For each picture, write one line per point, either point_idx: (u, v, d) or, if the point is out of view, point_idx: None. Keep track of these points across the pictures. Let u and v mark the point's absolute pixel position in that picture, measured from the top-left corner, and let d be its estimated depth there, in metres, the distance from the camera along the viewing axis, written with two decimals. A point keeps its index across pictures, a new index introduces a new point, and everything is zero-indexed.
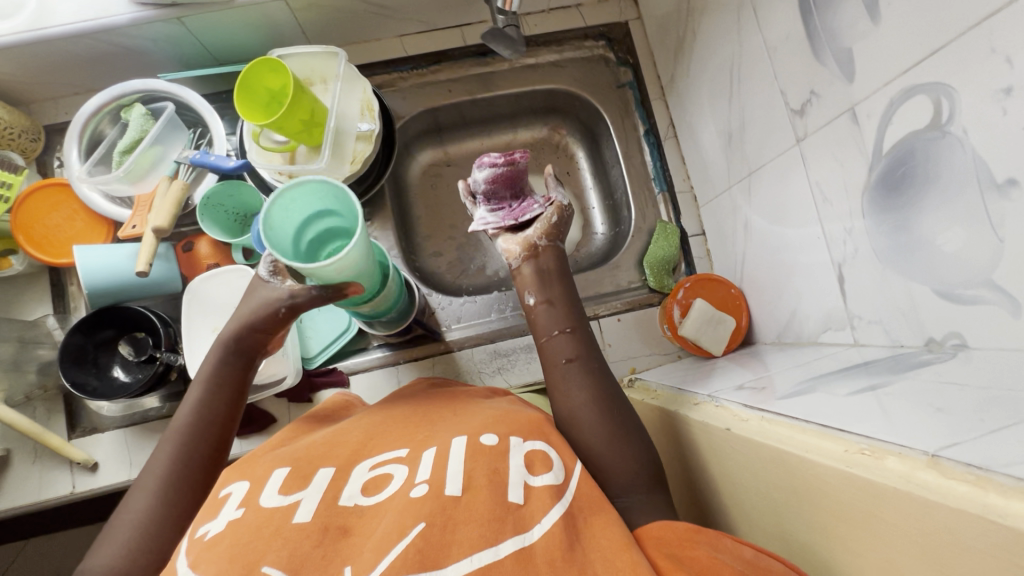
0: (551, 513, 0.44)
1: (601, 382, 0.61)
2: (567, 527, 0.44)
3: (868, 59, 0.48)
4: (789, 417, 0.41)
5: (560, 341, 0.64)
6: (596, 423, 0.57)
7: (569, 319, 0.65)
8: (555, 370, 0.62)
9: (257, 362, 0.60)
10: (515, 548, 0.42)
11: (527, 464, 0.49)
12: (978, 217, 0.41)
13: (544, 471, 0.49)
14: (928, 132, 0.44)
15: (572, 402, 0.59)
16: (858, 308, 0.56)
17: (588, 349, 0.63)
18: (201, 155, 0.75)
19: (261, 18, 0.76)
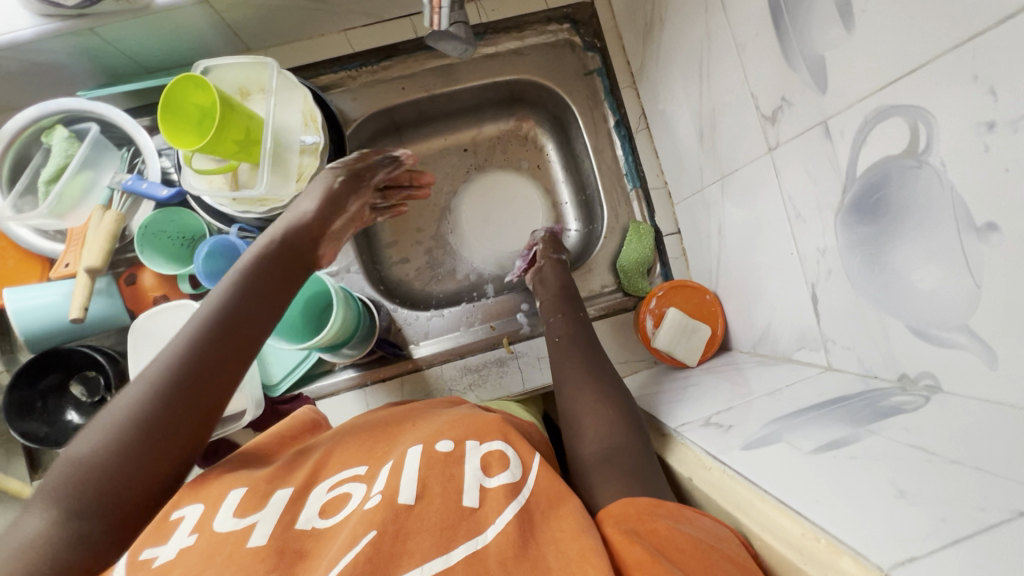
0: (504, 510, 0.43)
1: (588, 355, 0.64)
2: (522, 525, 0.43)
3: (842, 72, 0.43)
4: (743, 476, 0.41)
5: (557, 323, 0.70)
6: (583, 393, 0.59)
7: (560, 307, 0.72)
8: (552, 350, 0.68)
9: (268, 314, 0.52)
10: (467, 552, 0.40)
11: (483, 466, 0.47)
12: (956, 259, 0.37)
13: (500, 471, 0.47)
14: (905, 159, 0.39)
15: (566, 373, 0.63)
16: (832, 331, 0.53)
17: (576, 327, 0.68)
18: (132, 181, 0.69)
19: (186, 21, 0.69)
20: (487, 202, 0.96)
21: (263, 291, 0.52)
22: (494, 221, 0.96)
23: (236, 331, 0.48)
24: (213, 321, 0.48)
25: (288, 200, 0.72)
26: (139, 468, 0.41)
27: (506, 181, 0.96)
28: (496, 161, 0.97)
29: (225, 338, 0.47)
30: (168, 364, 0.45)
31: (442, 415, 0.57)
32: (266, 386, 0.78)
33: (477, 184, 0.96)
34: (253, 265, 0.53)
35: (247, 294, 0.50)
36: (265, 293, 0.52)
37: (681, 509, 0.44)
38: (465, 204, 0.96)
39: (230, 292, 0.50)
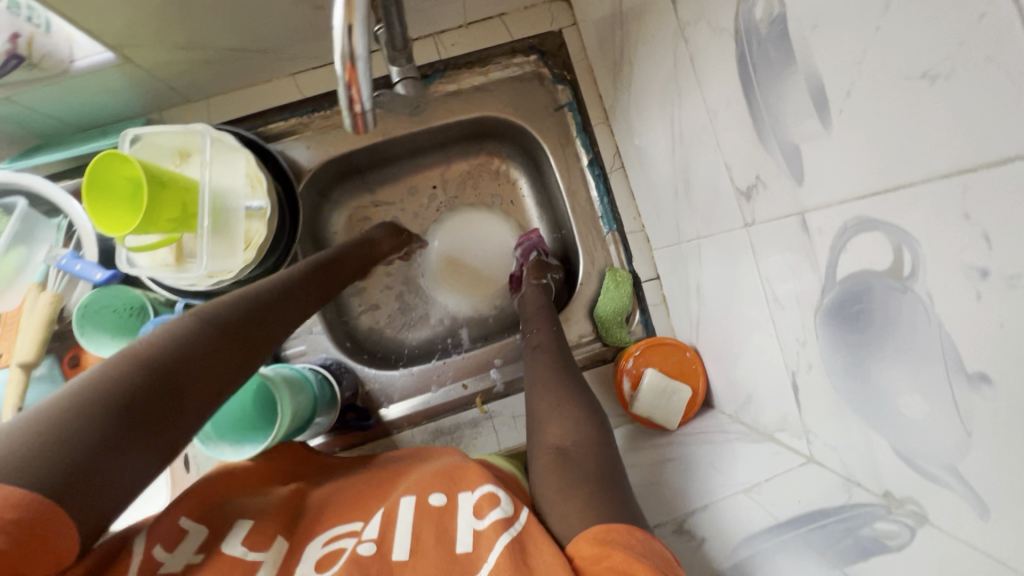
0: (502, 534, 0.44)
1: (560, 363, 0.68)
2: (515, 553, 0.43)
3: (819, 168, 0.38)
4: None
5: (535, 334, 0.74)
6: (545, 395, 0.64)
7: (541, 321, 0.75)
8: (528, 357, 0.72)
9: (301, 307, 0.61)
10: None
11: (476, 510, 0.47)
12: (945, 399, 0.33)
13: (492, 510, 0.47)
14: (887, 279, 0.35)
15: (538, 374, 0.68)
16: (813, 424, 0.49)
17: (552, 337, 0.73)
18: (71, 259, 0.66)
19: (112, 81, 0.64)
20: (461, 245, 0.91)
21: (271, 310, 0.55)
22: (468, 266, 0.91)
23: (249, 334, 0.51)
24: (226, 314, 0.50)
25: (238, 269, 0.68)
26: (152, 406, 0.39)
27: (482, 224, 0.91)
28: (467, 197, 0.91)
29: (239, 330, 0.50)
30: (186, 328, 0.46)
31: (431, 461, 0.58)
32: None
33: (451, 226, 0.91)
34: (267, 288, 0.57)
35: (262, 306, 0.54)
36: (276, 309, 0.56)
37: (632, 531, 0.46)
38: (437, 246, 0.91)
39: (257, 287, 0.56)
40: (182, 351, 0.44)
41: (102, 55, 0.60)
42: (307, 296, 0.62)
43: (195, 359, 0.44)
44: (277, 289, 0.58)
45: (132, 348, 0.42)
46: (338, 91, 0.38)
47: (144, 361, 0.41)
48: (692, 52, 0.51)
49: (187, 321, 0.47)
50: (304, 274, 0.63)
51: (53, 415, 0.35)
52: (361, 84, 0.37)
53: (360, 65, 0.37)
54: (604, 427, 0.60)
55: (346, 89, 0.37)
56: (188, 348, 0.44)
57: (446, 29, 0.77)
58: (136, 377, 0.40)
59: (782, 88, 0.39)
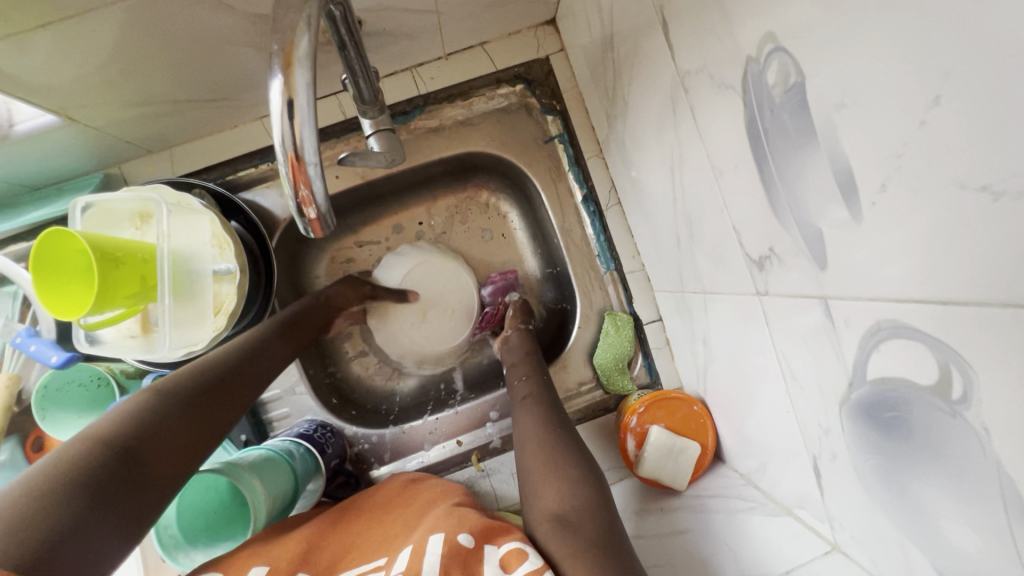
0: None
1: (552, 411, 0.64)
2: None
3: (847, 258, 0.33)
4: None
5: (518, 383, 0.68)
6: (536, 455, 0.58)
7: (529, 368, 0.70)
8: (517, 412, 0.66)
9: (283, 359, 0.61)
10: None
11: (504, 564, 0.48)
12: (1001, 539, 0.29)
13: (522, 563, 0.47)
14: (931, 395, 0.30)
15: (527, 432, 0.62)
16: (838, 513, 0.44)
17: (541, 388, 0.67)
18: (25, 335, 0.60)
19: (58, 143, 0.58)
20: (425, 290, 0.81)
21: (253, 369, 0.56)
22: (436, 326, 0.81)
23: (226, 395, 0.51)
24: (208, 376, 0.51)
25: (207, 338, 0.63)
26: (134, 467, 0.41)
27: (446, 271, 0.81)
28: (455, 234, 0.85)
29: (221, 393, 0.51)
30: (160, 392, 0.47)
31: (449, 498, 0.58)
32: None
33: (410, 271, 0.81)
34: (247, 348, 0.57)
35: (243, 365, 0.55)
36: (258, 360, 0.57)
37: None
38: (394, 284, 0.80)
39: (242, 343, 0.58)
40: (161, 412, 0.45)
41: (46, 117, 0.54)
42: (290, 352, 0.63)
43: (175, 416, 0.46)
44: (267, 337, 0.60)
45: (117, 413, 0.44)
46: (286, 190, 0.33)
47: (122, 429, 0.42)
48: (693, 104, 0.46)
49: (168, 383, 0.48)
50: (287, 330, 0.64)
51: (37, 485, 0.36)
52: (312, 183, 0.33)
53: (309, 162, 0.32)
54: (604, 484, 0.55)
55: (293, 187, 0.32)
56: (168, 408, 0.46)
57: (425, 61, 0.71)
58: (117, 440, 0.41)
59: (800, 164, 0.34)
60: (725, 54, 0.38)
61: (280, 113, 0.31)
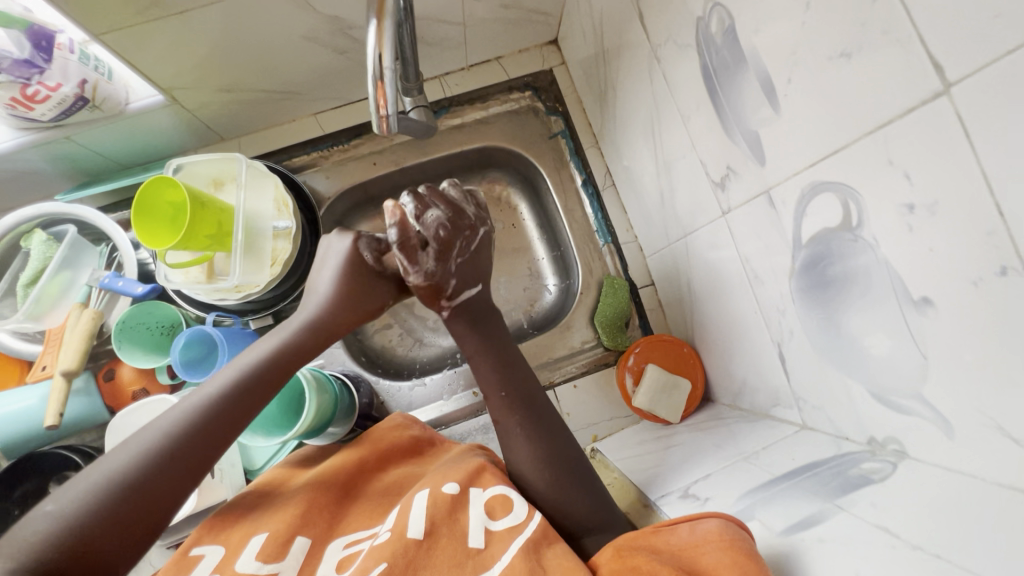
0: (510, 541, 0.52)
1: (541, 434, 0.62)
2: (527, 553, 0.50)
3: (775, 147, 0.45)
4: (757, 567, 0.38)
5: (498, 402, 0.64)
6: (543, 483, 0.59)
7: (501, 380, 0.65)
8: (500, 433, 0.63)
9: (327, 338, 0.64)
10: None
11: (488, 511, 0.56)
12: (903, 332, 0.37)
13: (506, 514, 0.55)
14: (842, 232, 0.40)
15: (523, 461, 0.61)
16: (802, 390, 0.53)
17: (520, 409, 0.63)
18: (109, 279, 0.70)
19: (155, 123, 0.72)
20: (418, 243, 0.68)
21: (267, 390, 0.56)
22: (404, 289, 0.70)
23: (163, 490, 0.46)
24: (248, 377, 0.55)
25: (262, 286, 0.74)
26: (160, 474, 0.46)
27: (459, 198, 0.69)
28: None
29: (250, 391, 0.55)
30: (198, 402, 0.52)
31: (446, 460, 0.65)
32: (248, 472, 0.75)
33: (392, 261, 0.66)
34: (196, 417, 0.51)
35: (165, 468, 0.46)
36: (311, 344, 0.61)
37: (656, 531, 0.47)
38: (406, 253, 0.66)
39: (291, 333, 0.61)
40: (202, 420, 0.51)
41: (153, 97, 0.69)
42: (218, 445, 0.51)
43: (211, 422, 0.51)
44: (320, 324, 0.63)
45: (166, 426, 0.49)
46: (368, 102, 0.48)
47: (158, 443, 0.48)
48: (665, 70, 0.59)
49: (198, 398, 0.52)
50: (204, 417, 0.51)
51: (81, 497, 0.42)
52: (387, 95, 0.47)
53: (385, 77, 0.46)
54: (610, 498, 0.59)
55: (375, 100, 0.47)
56: (204, 416, 0.51)
57: (451, 71, 0.87)
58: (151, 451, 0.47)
59: (738, 83, 0.46)
60: (683, 21, 0.52)
61: (375, 61, 0.45)
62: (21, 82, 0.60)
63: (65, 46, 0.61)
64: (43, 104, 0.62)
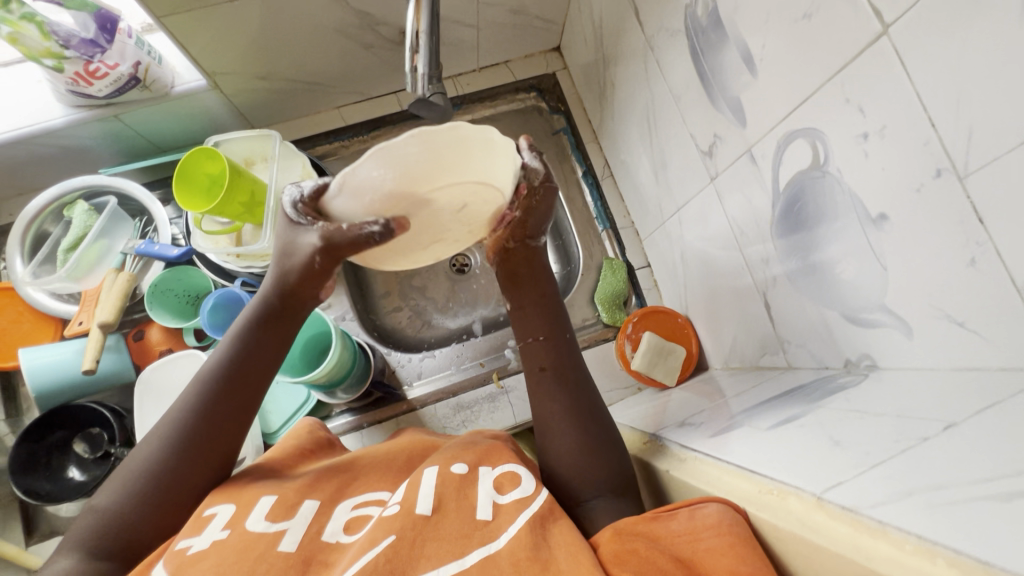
0: (518, 518, 0.44)
1: (577, 390, 0.60)
2: (534, 528, 0.43)
3: (754, 107, 0.52)
4: (745, 468, 0.38)
5: (540, 346, 0.63)
6: (565, 442, 0.57)
7: (545, 326, 0.64)
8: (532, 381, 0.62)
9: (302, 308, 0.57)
10: (481, 557, 0.41)
11: (496, 486, 0.49)
12: (867, 250, 0.43)
13: (513, 489, 0.48)
14: (812, 171, 0.47)
15: (550, 415, 0.59)
16: (786, 332, 0.58)
17: (561, 358, 0.62)
18: (146, 245, 0.75)
19: (196, 108, 0.79)
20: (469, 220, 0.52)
21: (253, 377, 0.55)
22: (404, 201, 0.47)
23: (180, 486, 0.50)
24: (232, 365, 0.54)
25: None
26: (169, 477, 0.50)
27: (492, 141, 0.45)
28: None
29: (239, 381, 0.54)
30: (189, 403, 0.53)
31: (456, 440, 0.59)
32: (264, 434, 0.79)
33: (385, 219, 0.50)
34: (189, 413, 0.52)
35: (173, 470, 0.50)
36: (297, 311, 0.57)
37: (655, 518, 0.41)
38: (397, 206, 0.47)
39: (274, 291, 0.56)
40: (193, 420, 0.52)
41: (197, 82, 0.76)
42: (228, 425, 0.53)
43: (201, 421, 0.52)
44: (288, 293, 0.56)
45: (162, 432, 0.52)
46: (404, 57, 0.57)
47: (160, 446, 0.51)
48: (658, 57, 0.67)
49: (190, 398, 0.53)
50: (210, 392, 0.53)
51: (115, 495, 0.49)
52: (421, 53, 0.56)
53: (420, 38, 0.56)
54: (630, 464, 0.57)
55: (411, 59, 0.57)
56: (195, 415, 0.52)
57: (463, 72, 0.95)
58: (160, 454, 0.50)
59: (721, 55, 0.54)
60: (674, 10, 0.60)
61: (414, 36, 0.56)
62: (84, 58, 0.66)
63: (126, 32, 0.68)
64: (101, 81, 0.68)
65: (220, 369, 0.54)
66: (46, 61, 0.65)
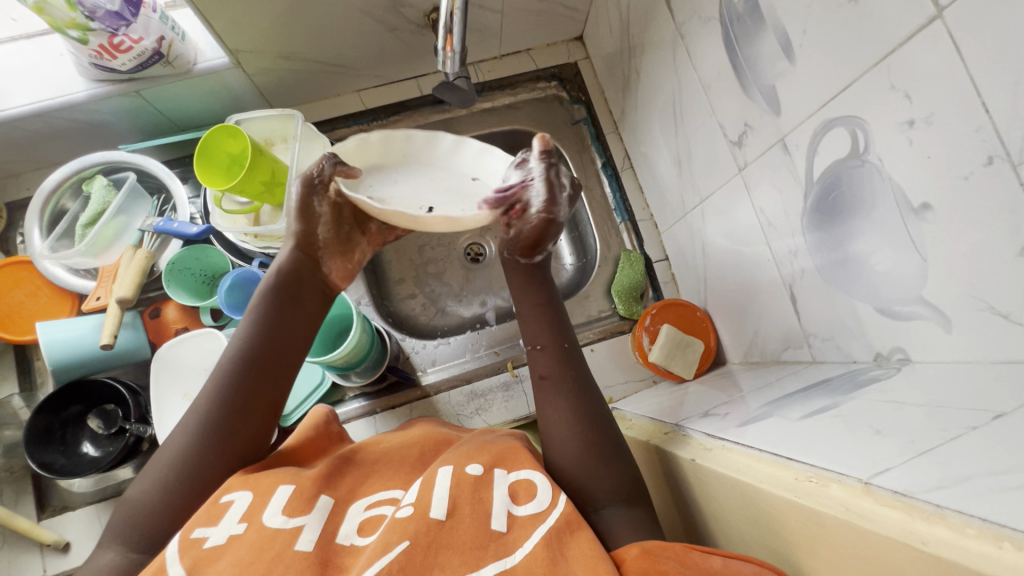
0: (532, 535, 0.43)
1: (582, 397, 0.59)
2: (550, 542, 0.43)
3: (790, 95, 0.51)
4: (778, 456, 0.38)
5: (541, 354, 0.62)
6: (571, 450, 0.55)
7: (544, 335, 0.63)
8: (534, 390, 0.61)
9: (307, 295, 0.58)
10: (496, 572, 0.41)
11: (511, 494, 0.48)
12: (905, 241, 0.43)
13: (529, 500, 0.47)
14: (850, 160, 0.46)
15: (554, 423, 0.57)
16: (812, 325, 0.57)
17: (563, 366, 0.61)
18: (164, 222, 0.75)
19: (217, 86, 0.79)
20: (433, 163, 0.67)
21: (268, 370, 0.54)
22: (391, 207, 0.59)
23: (206, 482, 0.48)
24: (247, 356, 0.53)
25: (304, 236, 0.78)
26: (195, 473, 0.48)
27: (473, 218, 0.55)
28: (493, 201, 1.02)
29: (256, 374, 0.53)
30: (211, 399, 0.51)
31: (471, 438, 0.58)
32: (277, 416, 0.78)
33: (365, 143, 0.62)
34: (211, 406, 0.51)
35: (200, 468, 0.48)
36: (298, 299, 0.57)
37: (688, 550, 0.41)
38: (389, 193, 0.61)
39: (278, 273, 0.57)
40: (216, 415, 0.50)
41: (220, 60, 0.75)
42: (258, 409, 0.52)
43: (225, 414, 0.51)
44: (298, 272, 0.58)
45: (189, 427, 0.50)
46: (437, 36, 0.57)
47: (189, 441, 0.50)
48: (688, 46, 0.66)
49: (212, 394, 0.52)
50: (236, 382, 0.52)
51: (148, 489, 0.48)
52: (454, 31, 0.56)
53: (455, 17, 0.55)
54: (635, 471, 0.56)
55: (444, 39, 0.57)
56: (219, 409, 0.51)
57: (484, 59, 0.95)
58: (191, 449, 0.49)
59: (757, 43, 0.53)
60: None
61: (448, 15, 0.55)
62: (108, 31, 0.65)
63: (150, 6, 0.67)
64: (125, 55, 0.68)
65: (245, 353, 0.53)
66: (71, 32, 0.64)
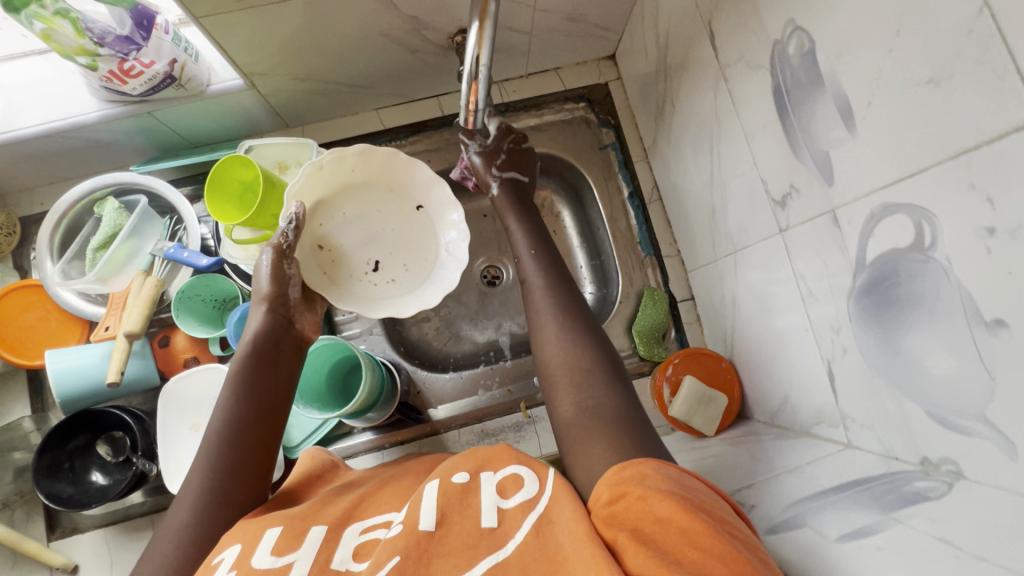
0: (522, 524, 0.41)
1: (564, 294, 0.62)
2: (539, 529, 0.41)
3: (846, 168, 0.46)
4: None
5: (528, 260, 0.65)
6: (549, 342, 0.58)
7: (531, 244, 0.67)
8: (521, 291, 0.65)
9: (290, 352, 0.60)
10: (489, 565, 0.39)
11: (499, 490, 0.45)
12: (969, 351, 0.38)
13: (517, 492, 0.45)
14: (911, 253, 0.41)
15: (537, 315, 0.61)
16: (850, 409, 0.53)
17: (546, 269, 0.64)
18: (175, 249, 0.73)
19: (231, 107, 0.76)
20: (382, 175, 0.72)
21: (263, 432, 0.54)
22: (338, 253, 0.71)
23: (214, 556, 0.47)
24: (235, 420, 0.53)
25: None
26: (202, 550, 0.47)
27: (409, 303, 0.70)
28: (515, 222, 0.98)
29: (247, 438, 0.53)
30: (206, 470, 0.50)
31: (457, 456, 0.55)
32: (284, 448, 0.77)
33: (320, 168, 0.65)
34: (208, 478, 0.50)
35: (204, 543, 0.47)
36: (279, 352, 0.59)
37: (640, 464, 0.43)
38: (344, 235, 0.71)
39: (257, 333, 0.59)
40: (215, 486, 0.50)
41: (234, 81, 0.72)
42: (255, 472, 0.52)
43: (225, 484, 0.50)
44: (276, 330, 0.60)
45: (190, 499, 0.49)
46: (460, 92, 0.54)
47: (190, 515, 0.48)
48: (732, 89, 0.61)
49: (205, 464, 0.51)
50: (229, 446, 0.51)
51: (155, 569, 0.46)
52: (479, 89, 0.53)
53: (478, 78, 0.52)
54: (618, 355, 0.57)
55: (467, 97, 0.54)
56: (218, 479, 0.50)
57: (509, 78, 0.90)
58: (193, 523, 0.48)
59: (811, 105, 0.48)
60: (757, 42, 0.54)
61: (472, 62, 0.50)
62: (118, 56, 0.63)
63: (162, 28, 0.64)
64: (135, 79, 0.65)
65: (232, 416, 0.53)
66: (79, 59, 0.62)
